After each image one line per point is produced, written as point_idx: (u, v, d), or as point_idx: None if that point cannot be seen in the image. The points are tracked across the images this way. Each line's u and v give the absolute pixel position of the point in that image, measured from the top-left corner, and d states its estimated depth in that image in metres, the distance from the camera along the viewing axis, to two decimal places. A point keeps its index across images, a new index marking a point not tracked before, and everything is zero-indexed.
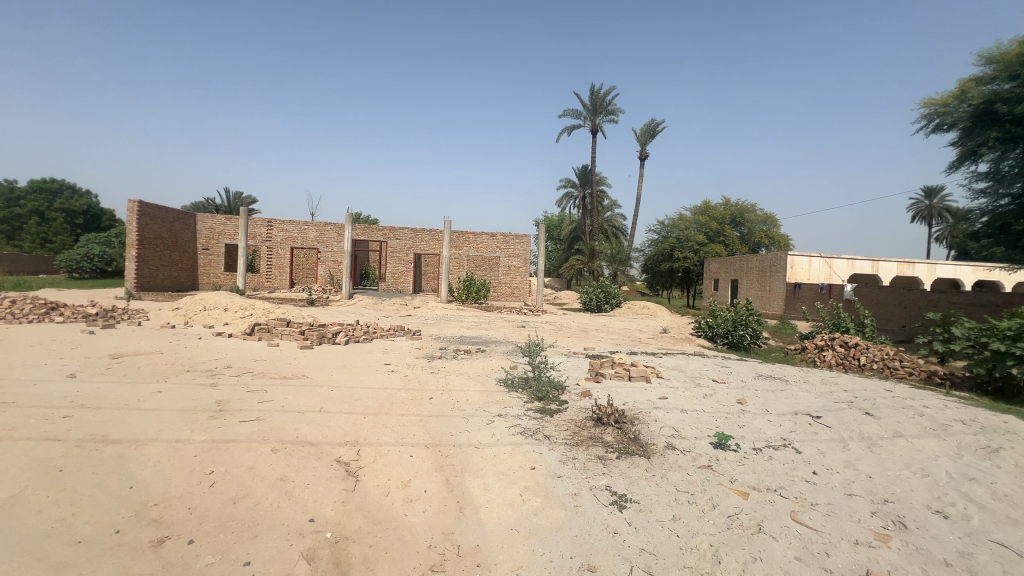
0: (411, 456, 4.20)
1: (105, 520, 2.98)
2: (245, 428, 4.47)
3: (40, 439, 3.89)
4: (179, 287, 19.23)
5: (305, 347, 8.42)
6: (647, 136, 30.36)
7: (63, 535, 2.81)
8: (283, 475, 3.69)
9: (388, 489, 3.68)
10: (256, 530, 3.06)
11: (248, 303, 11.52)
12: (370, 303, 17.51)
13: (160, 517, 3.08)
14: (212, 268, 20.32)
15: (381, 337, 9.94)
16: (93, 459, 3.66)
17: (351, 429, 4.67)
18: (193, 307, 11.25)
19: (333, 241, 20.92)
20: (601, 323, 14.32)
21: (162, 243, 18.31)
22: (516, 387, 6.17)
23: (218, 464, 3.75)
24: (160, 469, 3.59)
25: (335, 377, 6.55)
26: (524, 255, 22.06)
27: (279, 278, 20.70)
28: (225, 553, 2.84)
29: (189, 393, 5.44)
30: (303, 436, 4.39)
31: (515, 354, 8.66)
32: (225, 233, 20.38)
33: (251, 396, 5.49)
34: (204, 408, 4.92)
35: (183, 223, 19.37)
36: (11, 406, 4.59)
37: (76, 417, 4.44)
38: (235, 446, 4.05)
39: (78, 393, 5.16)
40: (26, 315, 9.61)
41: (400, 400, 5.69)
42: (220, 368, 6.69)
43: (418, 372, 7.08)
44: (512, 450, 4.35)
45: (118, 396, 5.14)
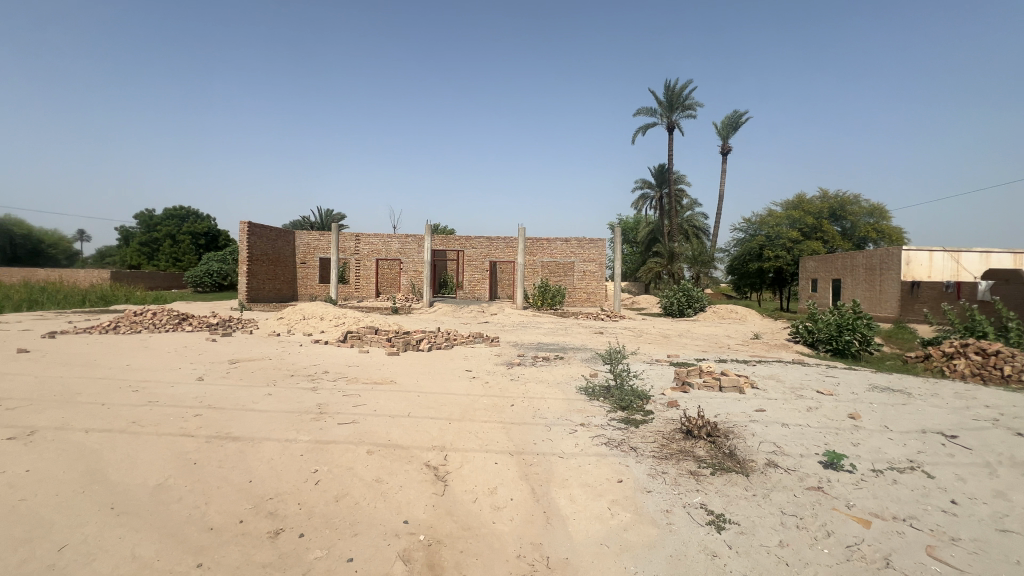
0: (496, 463, 4.25)
1: (231, 510, 3.33)
2: (343, 430, 4.80)
3: (178, 435, 4.45)
4: (281, 298, 21.26)
5: (392, 354, 8.90)
6: (730, 128, 28.67)
7: (198, 522, 3.17)
8: (378, 476, 3.90)
9: (475, 496, 3.74)
10: (356, 528, 3.25)
11: (340, 312, 12.42)
12: (450, 310, 18.14)
13: (275, 510, 3.38)
14: (308, 281, 22.22)
15: (461, 344, 10.25)
16: (220, 453, 4.12)
17: (438, 434, 4.83)
18: (294, 316, 12.36)
19: (414, 252, 22.03)
20: (684, 328, 13.64)
21: (268, 259, 20.38)
22: (598, 396, 6.04)
23: (321, 463, 4.06)
24: (273, 465, 3.96)
25: (420, 383, 6.83)
26: (599, 260, 21.67)
27: (367, 288, 22.16)
28: (330, 548, 3.03)
29: (294, 396, 5.96)
30: (394, 439, 4.63)
31: (594, 361, 8.50)
32: (319, 248, 22.24)
33: (346, 399, 5.89)
34: (308, 411, 5.35)
35: (284, 241, 21.43)
36: (155, 405, 5.31)
37: (205, 416, 5.02)
38: (336, 447, 4.36)
39: (204, 394, 5.85)
40: (163, 325, 11.10)
41: (483, 406, 5.80)
42: (319, 373, 7.27)
43: (498, 379, 7.19)
44: (597, 461, 4.25)
45: (236, 398, 5.74)
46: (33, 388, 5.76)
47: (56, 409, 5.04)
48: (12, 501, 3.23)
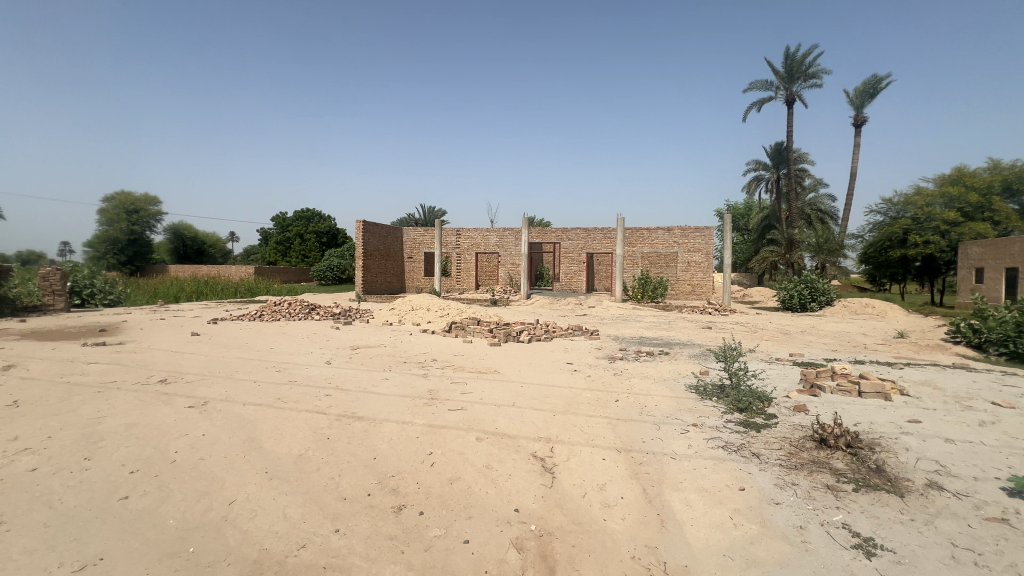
0: (604, 459, 4.16)
1: (360, 483, 3.65)
2: (453, 416, 5.03)
3: (314, 412, 5.00)
4: (391, 290, 22.99)
5: (494, 344, 9.16)
6: (866, 95, 25.01)
7: (334, 491, 3.52)
8: (488, 463, 4.03)
9: (584, 491, 3.69)
10: (470, 511, 3.38)
11: (445, 304, 13.08)
12: (547, 302, 18.23)
13: (397, 486, 3.64)
14: (415, 274, 23.74)
15: (560, 336, 10.23)
16: (348, 431, 4.54)
17: (543, 425, 4.86)
18: (404, 306, 13.27)
19: (512, 245, 22.45)
20: (808, 324, 12.23)
21: (380, 254, 22.15)
22: (711, 395, 5.64)
23: (435, 447, 4.29)
24: (393, 445, 4.27)
25: (522, 374, 6.93)
26: (706, 249, 20.26)
27: (467, 280, 23.10)
28: (448, 528, 3.18)
29: (408, 381, 6.39)
30: (502, 428, 4.75)
31: (703, 358, 7.98)
32: (424, 243, 23.62)
33: (455, 387, 6.18)
34: (421, 396, 5.70)
35: (393, 237, 23.11)
36: (294, 384, 6.03)
37: (334, 396, 5.58)
38: (448, 432, 4.59)
39: (332, 376, 6.51)
40: (297, 314, 12.58)
41: (586, 400, 5.72)
42: (428, 361, 7.71)
43: (601, 372, 7.04)
44: (713, 465, 3.96)
45: (358, 381, 6.30)
46: (203, 366, 6.84)
47: (220, 384, 5.92)
48: (193, 459, 3.85)
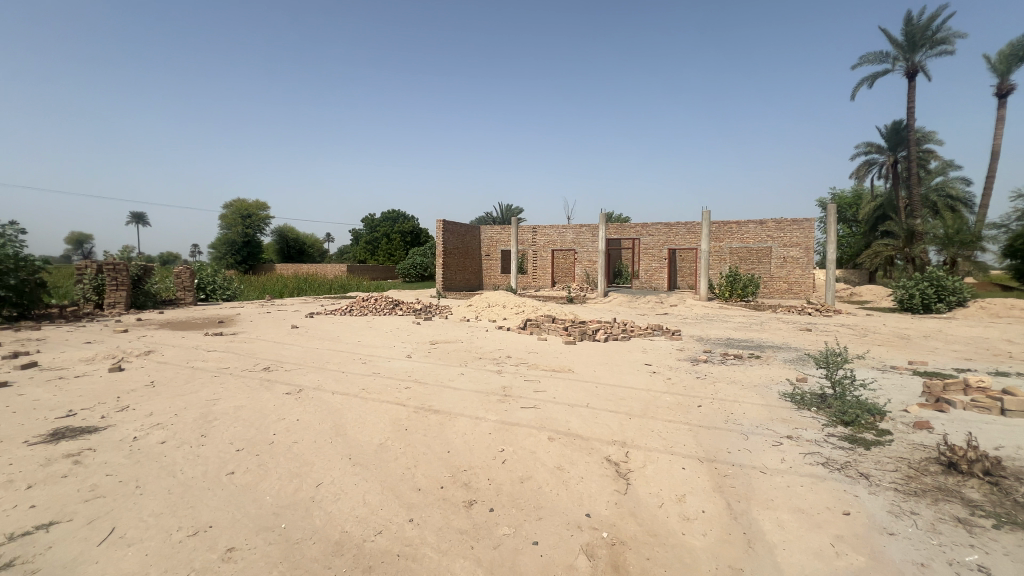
0: (684, 468, 3.90)
1: (434, 475, 3.75)
2: (526, 414, 5.02)
3: (394, 403, 5.26)
4: (469, 287, 23.67)
5: (569, 342, 9.05)
6: (1014, 59, 21.21)
7: (410, 481, 3.66)
8: (560, 464, 3.96)
9: (661, 501, 3.49)
10: (540, 512, 3.33)
11: (520, 301, 13.17)
12: (625, 300, 17.69)
13: (469, 481, 3.69)
14: (492, 271, 24.21)
15: (639, 336, 9.85)
16: (425, 423, 4.71)
17: (618, 428, 4.69)
18: (481, 303, 13.56)
19: (588, 242, 22.07)
20: (934, 329, 10.64)
21: (459, 252, 22.87)
22: (810, 405, 5.09)
23: (507, 444, 4.30)
24: (467, 440, 4.35)
25: (597, 373, 6.76)
26: (805, 243, 18.44)
27: (544, 278, 23.09)
28: (517, 528, 3.16)
29: (482, 377, 6.50)
30: (575, 429, 4.65)
31: (800, 363, 7.24)
32: (501, 241, 23.99)
33: (528, 384, 6.18)
34: (495, 392, 5.76)
35: (472, 235, 23.74)
36: (378, 376, 6.39)
37: (413, 389, 5.82)
38: (520, 430, 4.58)
39: (412, 369, 6.82)
40: (382, 310, 13.36)
41: (666, 403, 5.43)
42: (503, 357, 7.80)
43: (682, 375, 6.65)
44: (811, 484, 3.55)
45: (436, 375, 6.53)
46: (300, 356, 7.49)
47: (313, 373, 6.43)
48: (288, 442, 4.20)
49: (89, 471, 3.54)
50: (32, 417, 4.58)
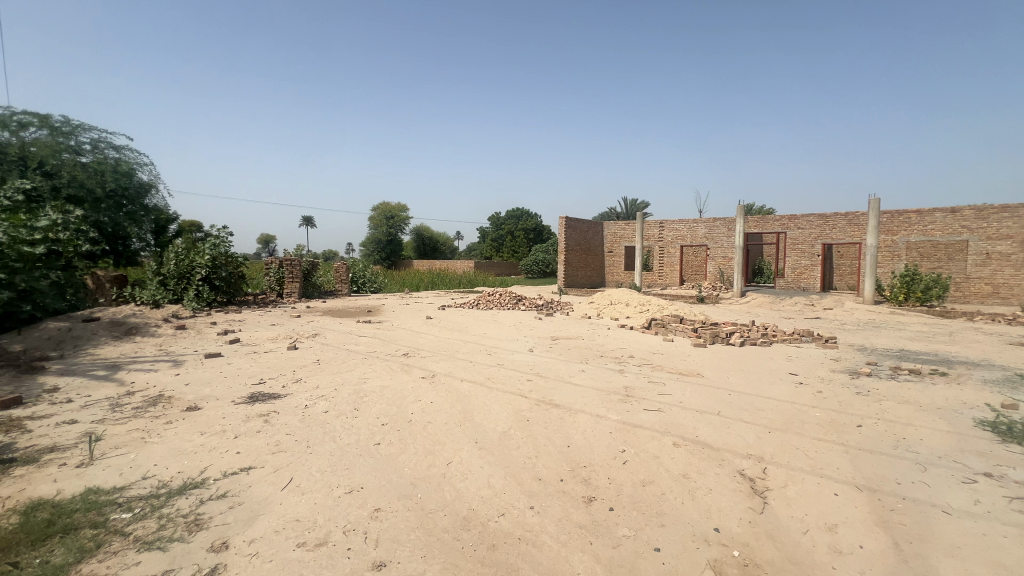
0: (837, 494, 3.41)
1: (554, 467, 3.82)
2: (649, 416, 4.85)
3: (516, 395, 5.47)
4: (591, 284, 23.45)
5: (699, 345, 8.45)
6: None
7: (532, 470, 3.78)
8: (686, 472, 3.75)
9: (806, 527, 3.10)
10: (662, 519, 3.20)
11: (644, 299, 12.67)
12: (767, 301, 15.93)
13: (589, 478, 3.69)
14: (615, 268, 23.66)
15: (782, 342, 8.81)
16: (546, 416, 4.82)
17: (754, 441, 4.28)
18: (602, 300, 13.36)
19: (723, 237, 20.33)
20: None
21: (581, 248, 22.80)
22: (1020, 439, 4.07)
23: (628, 445, 4.21)
24: (587, 437, 4.35)
25: (730, 380, 6.23)
26: (1018, 236, 14.69)
27: (671, 275, 21.88)
28: (638, 531, 3.07)
29: (603, 375, 6.42)
30: (703, 437, 4.35)
31: (1007, 386, 5.81)
32: (625, 237, 23.32)
33: (652, 386, 5.94)
34: (616, 391, 5.66)
35: (594, 231, 23.47)
36: (502, 367, 6.70)
37: (534, 382, 6.00)
38: (642, 432, 4.44)
39: (534, 363, 7.02)
40: (507, 304, 13.93)
41: (815, 419, 4.79)
42: (625, 357, 7.59)
43: (837, 389, 5.79)
44: (1020, 537, 2.85)
45: (557, 370, 6.63)
46: (434, 344, 8.19)
47: (445, 361, 6.99)
48: (424, 421, 4.65)
49: (274, 429, 4.34)
50: (236, 382, 5.74)
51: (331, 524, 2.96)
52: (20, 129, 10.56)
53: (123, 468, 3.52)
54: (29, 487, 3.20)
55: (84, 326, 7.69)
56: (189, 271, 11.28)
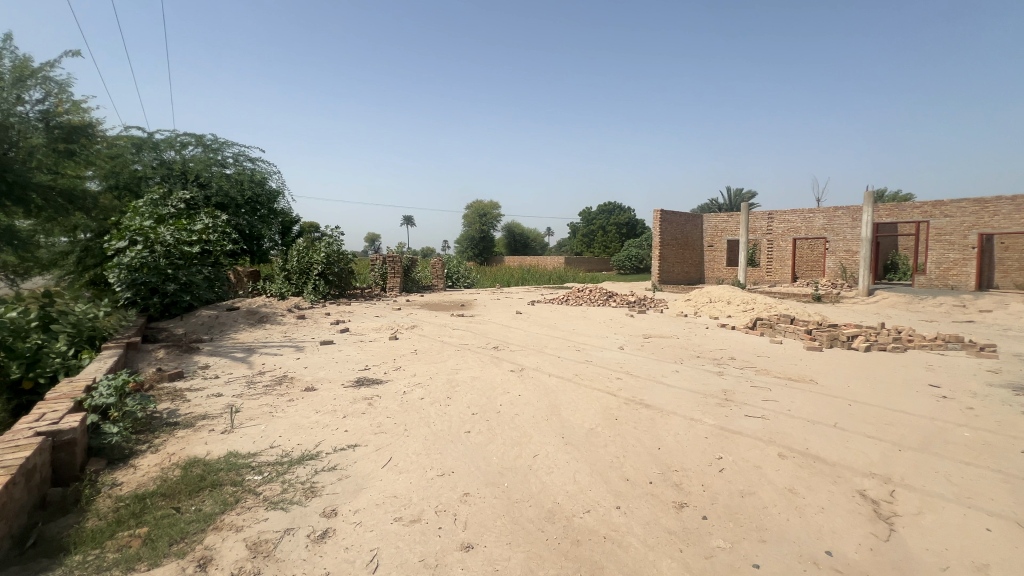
0: (989, 530, 2.89)
1: (643, 469, 3.70)
2: (751, 423, 4.49)
3: (604, 392, 5.37)
4: (688, 280, 22.17)
5: (813, 348, 7.61)
6: None
7: (619, 470, 3.69)
8: (793, 487, 3.41)
9: (946, 563, 2.67)
10: (764, 534, 2.95)
11: (749, 296, 11.69)
12: (902, 301, 13.85)
13: (680, 483, 3.51)
14: (715, 264, 22.13)
15: (920, 348, 7.61)
16: (635, 416, 4.68)
17: (879, 459, 3.76)
18: (701, 298, 12.57)
19: (846, 228, 18.04)
20: None
21: (677, 243, 21.65)
22: None
23: (726, 452, 3.93)
24: (680, 440, 4.14)
25: (851, 388, 5.53)
26: None
27: (781, 272, 19.93)
28: (734, 544, 2.86)
29: (700, 377, 6.05)
30: (815, 450, 3.92)
31: None
32: (727, 230, 21.70)
33: (755, 391, 5.48)
34: (714, 395, 5.31)
35: (693, 225, 22.14)
36: (591, 364, 6.61)
37: (624, 380, 5.84)
38: (742, 439, 4.12)
39: (624, 361, 6.83)
40: (597, 300, 13.69)
41: (961, 440, 4.08)
42: (725, 358, 7.08)
43: (993, 406, 4.87)
44: None
45: (648, 369, 6.39)
46: (523, 339, 8.32)
47: (533, 355, 7.07)
48: (512, 413, 4.76)
49: (376, 412, 4.73)
50: (345, 367, 6.35)
51: (424, 503, 3.15)
52: (182, 147, 12.56)
53: (255, 437, 4.08)
54: (186, 447, 3.84)
55: (228, 314, 9.01)
56: (308, 267, 12.66)
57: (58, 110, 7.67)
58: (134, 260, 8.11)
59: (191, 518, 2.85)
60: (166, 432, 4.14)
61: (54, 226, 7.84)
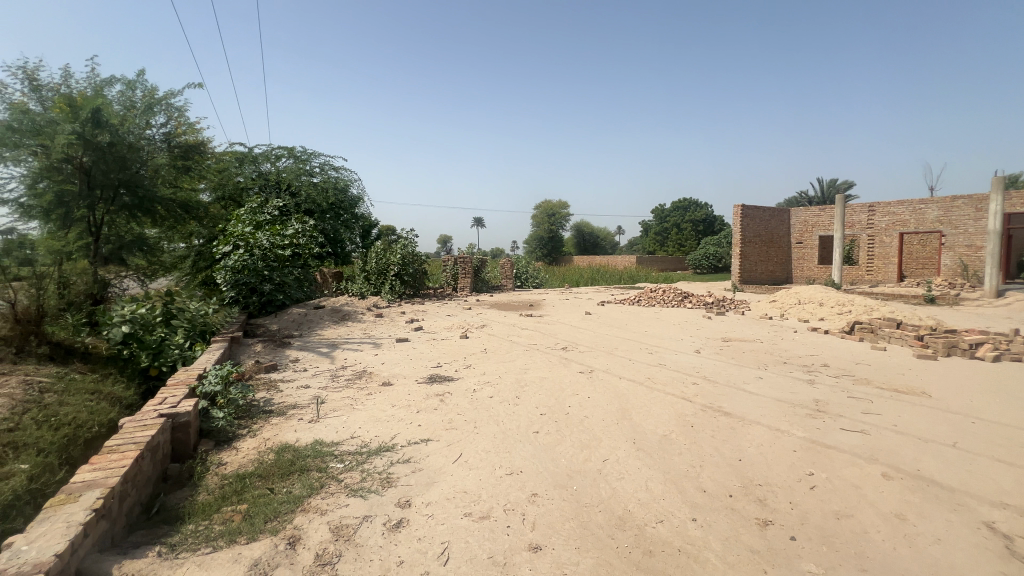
0: None
1: (722, 481, 3.47)
2: (848, 437, 4.06)
3: (679, 398, 5.13)
4: (773, 280, 20.59)
5: (925, 357, 6.74)
6: None
7: (696, 480, 3.49)
8: (901, 513, 3.04)
9: None
10: (864, 563, 2.65)
11: (846, 298, 10.60)
12: None
13: (765, 499, 3.25)
14: (805, 262, 20.36)
15: None
16: (713, 424, 4.41)
17: (1012, 488, 3.24)
18: (788, 299, 11.61)
19: (967, 220, 15.81)
20: None
21: (761, 240, 20.19)
22: None
23: (818, 468, 3.59)
24: (764, 452, 3.84)
25: (974, 404, 4.82)
26: None
27: (884, 270, 17.88)
28: (829, 571, 2.60)
29: (787, 385, 5.58)
30: (928, 472, 3.46)
31: None
32: (819, 225, 19.90)
33: (853, 402, 4.95)
34: (803, 405, 4.87)
35: (778, 220, 20.53)
36: (664, 368, 6.34)
37: (701, 385, 5.54)
38: (838, 455, 3.74)
39: (700, 365, 6.48)
40: (671, 301, 13.11)
41: None
42: (817, 365, 6.48)
43: None
44: None
45: (728, 374, 6.00)
46: (592, 340, 8.18)
47: (603, 357, 6.92)
48: (581, 415, 4.69)
49: (448, 408, 4.87)
50: (419, 364, 6.61)
51: (493, 500, 3.19)
52: (276, 160, 13.79)
53: (338, 427, 4.36)
54: (280, 434, 4.20)
55: (315, 313, 9.74)
56: (385, 268, 13.35)
57: (177, 132, 8.68)
58: (238, 263, 9.04)
59: (283, 499, 3.11)
60: (263, 419, 4.56)
61: (175, 233, 8.96)
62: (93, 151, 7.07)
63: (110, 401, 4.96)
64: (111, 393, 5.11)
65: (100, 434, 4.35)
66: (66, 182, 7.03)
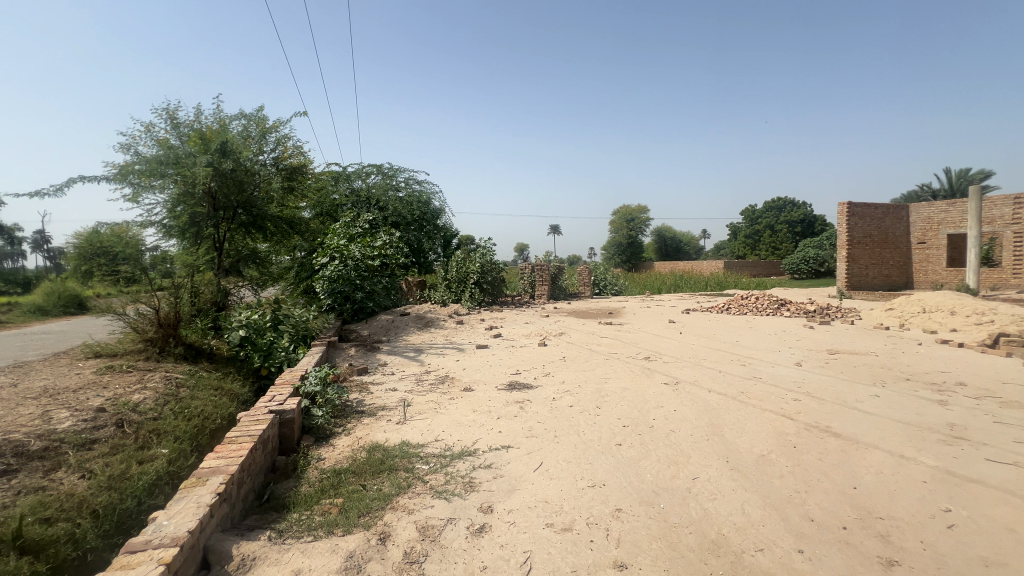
0: None
1: (833, 511, 3.09)
2: (997, 470, 3.44)
3: (778, 414, 4.69)
4: (889, 285, 18.28)
5: None
6: None
7: (801, 507, 3.14)
8: None
9: None
10: None
11: (986, 306, 9.10)
12: None
13: (888, 535, 2.85)
14: (930, 264, 17.85)
15: None
16: (821, 446, 3.97)
17: None
18: (909, 307, 10.22)
19: None
20: None
21: (873, 240, 18.04)
22: None
23: (957, 504, 3.08)
24: (885, 481, 3.38)
25: None
26: None
27: None
28: None
29: (912, 405, 4.89)
30: None
31: None
32: (947, 222, 17.41)
33: (1000, 428, 4.21)
34: (935, 429, 4.22)
35: (894, 217, 18.24)
36: (759, 381, 5.85)
37: (804, 403, 5.02)
38: (983, 492, 3.18)
39: (802, 379, 5.89)
40: (766, 309, 12.11)
41: None
42: (949, 383, 5.61)
43: None
44: None
45: (837, 391, 5.38)
46: (677, 350, 7.78)
47: (690, 368, 6.55)
48: (667, 429, 4.46)
49: (527, 416, 4.88)
50: (498, 371, 6.70)
51: (576, 512, 3.12)
52: (366, 176, 14.83)
53: (423, 430, 4.53)
54: (371, 433, 4.45)
55: (401, 319, 10.28)
56: (464, 276, 13.78)
57: (284, 156, 9.60)
58: (334, 273, 9.85)
59: (374, 496, 3.28)
60: (356, 419, 4.87)
61: (281, 247, 9.98)
62: (218, 177, 7.97)
63: (229, 396, 5.60)
64: (230, 390, 5.77)
65: (222, 426, 4.92)
66: (197, 206, 8.08)
